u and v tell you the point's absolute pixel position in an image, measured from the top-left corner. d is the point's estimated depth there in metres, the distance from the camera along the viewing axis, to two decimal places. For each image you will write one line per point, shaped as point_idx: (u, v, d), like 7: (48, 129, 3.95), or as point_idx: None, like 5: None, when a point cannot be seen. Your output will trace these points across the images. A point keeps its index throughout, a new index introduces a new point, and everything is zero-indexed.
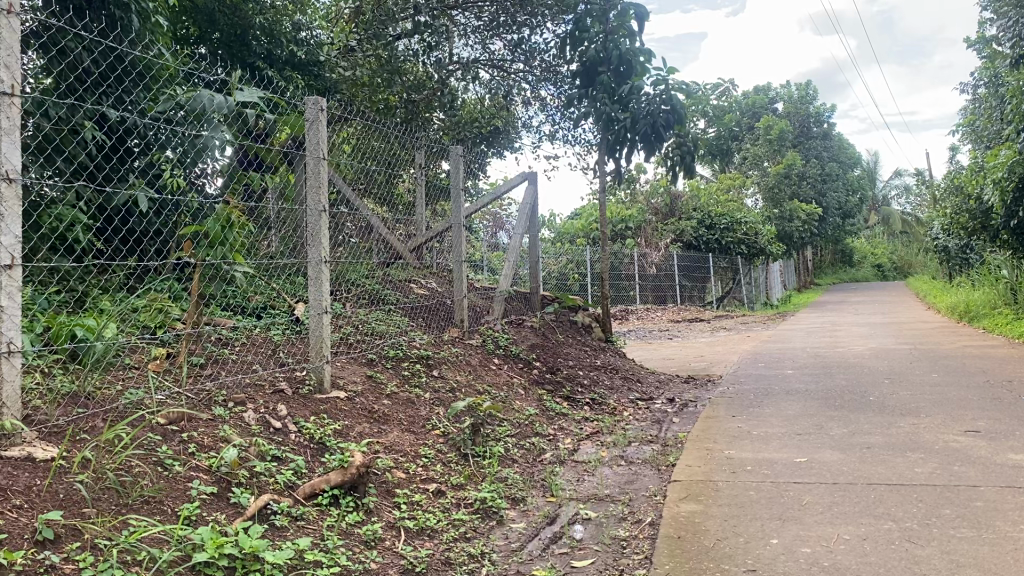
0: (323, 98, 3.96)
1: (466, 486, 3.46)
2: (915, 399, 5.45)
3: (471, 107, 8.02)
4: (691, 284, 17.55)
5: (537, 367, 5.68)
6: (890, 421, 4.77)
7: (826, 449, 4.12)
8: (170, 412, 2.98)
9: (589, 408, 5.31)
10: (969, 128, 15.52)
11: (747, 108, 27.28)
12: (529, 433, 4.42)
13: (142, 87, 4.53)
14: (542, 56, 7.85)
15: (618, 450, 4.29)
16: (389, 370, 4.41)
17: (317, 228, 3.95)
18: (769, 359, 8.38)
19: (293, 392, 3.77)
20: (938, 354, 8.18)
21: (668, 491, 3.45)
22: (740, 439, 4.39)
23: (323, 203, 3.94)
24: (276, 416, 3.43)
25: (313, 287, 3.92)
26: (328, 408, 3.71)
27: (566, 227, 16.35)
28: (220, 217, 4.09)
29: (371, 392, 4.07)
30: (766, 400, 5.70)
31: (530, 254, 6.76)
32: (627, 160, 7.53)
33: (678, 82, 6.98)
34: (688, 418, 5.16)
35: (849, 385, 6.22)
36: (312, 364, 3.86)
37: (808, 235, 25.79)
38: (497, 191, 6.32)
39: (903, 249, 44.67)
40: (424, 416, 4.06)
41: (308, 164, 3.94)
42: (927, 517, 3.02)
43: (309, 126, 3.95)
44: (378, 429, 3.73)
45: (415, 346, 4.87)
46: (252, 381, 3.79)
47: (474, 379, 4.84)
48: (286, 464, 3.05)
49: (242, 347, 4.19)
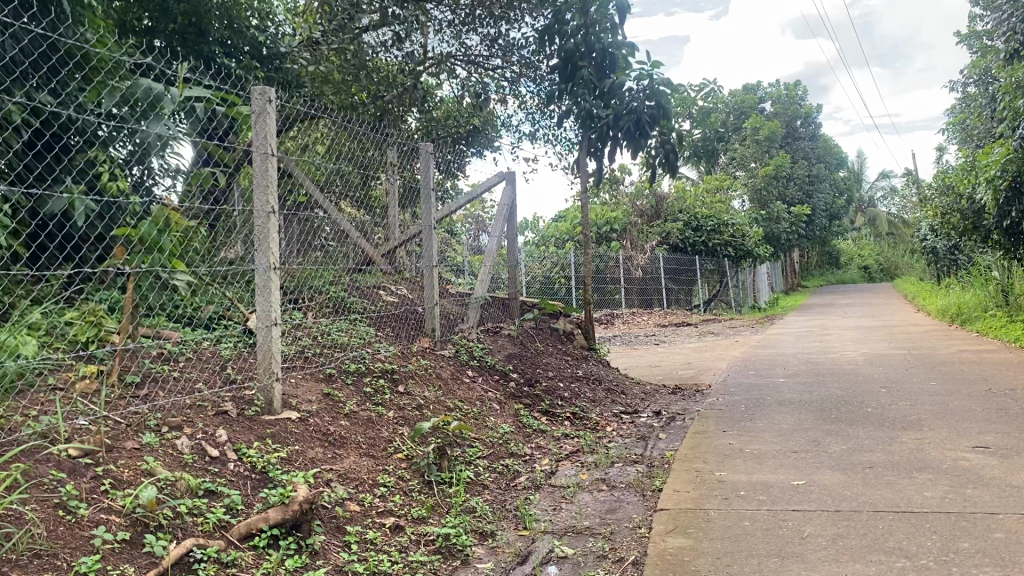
0: (270, 87, 3.57)
1: (428, 520, 3.10)
2: (916, 411, 5.13)
3: (449, 106, 8.07)
4: (677, 287, 17.30)
5: (514, 379, 5.33)
6: (891, 437, 4.44)
7: (825, 470, 3.78)
8: (84, 441, 2.60)
9: (570, 423, 4.97)
10: (960, 126, 15.29)
11: (734, 108, 27.00)
12: (503, 454, 4.06)
13: (78, 79, 4.15)
14: (520, 52, 7.52)
15: (600, 472, 3.93)
16: (350, 387, 4.03)
17: (265, 232, 3.56)
18: (760, 366, 8.06)
19: (237, 414, 3.40)
20: (933, 359, 7.89)
21: (654, 522, 3.10)
22: (732, 459, 4.05)
23: (271, 204, 3.56)
24: (213, 443, 3.06)
25: (263, 296, 3.54)
26: (276, 432, 3.34)
27: (550, 230, 15.94)
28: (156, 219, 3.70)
29: (328, 411, 3.70)
30: (758, 412, 5.37)
31: (509, 258, 6.42)
32: (609, 160, 7.21)
33: (663, 76, 6.64)
34: (675, 434, 4.82)
35: (845, 395, 5.89)
36: (261, 382, 3.51)
37: (795, 237, 25.56)
38: (473, 192, 5.97)
39: (888, 251, 44.64)
40: (386, 439, 3.70)
41: (255, 162, 3.56)
42: (944, 553, 2.67)
43: (255, 119, 3.57)
44: (333, 455, 3.37)
45: (380, 359, 4.50)
46: (192, 402, 3.41)
47: (444, 395, 4.47)
48: (219, 500, 2.68)
49: (186, 363, 3.82)
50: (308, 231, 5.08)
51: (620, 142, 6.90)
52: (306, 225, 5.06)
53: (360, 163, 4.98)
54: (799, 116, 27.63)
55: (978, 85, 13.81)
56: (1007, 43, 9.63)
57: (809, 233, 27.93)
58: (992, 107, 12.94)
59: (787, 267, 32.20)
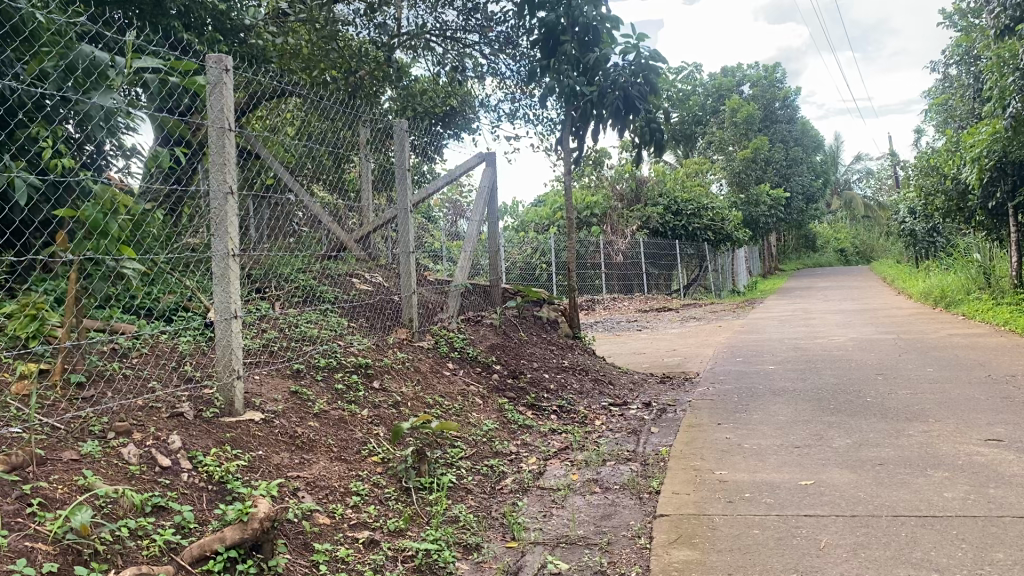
0: (228, 56, 3.22)
1: (407, 532, 2.80)
2: (917, 400, 4.89)
3: (425, 86, 7.73)
4: (658, 272, 17.06)
5: (497, 371, 5.04)
6: (897, 429, 4.19)
7: (833, 468, 3.53)
8: (11, 456, 2.28)
9: (556, 417, 4.68)
10: (942, 107, 15.14)
11: (713, 91, 26.76)
12: (487, 453, 3.77)
13: (18, 48, 3.77)
14: (498, 27, 7.27)
15: (592, 472, 3.65)
16: (319, 384, 3.72)
17: (222, 215, 3.22)
18: (747, 352, 7.82)
19: (193, 416, 3.09)
20: (924, 344, 7.69)
21: (655, 531, 2.83)
22: (732, 455, 3.79)
23: (229, 183, 3.22)
24: (164, 450, 2.73)
25: (221, 287, 3.21)
26: (237, 436, 3.04)
27: (529, 215, 15.58)
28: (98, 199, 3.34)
29: (296, 411, 3.40)
30: (753, 402, 5.11)
31: (489, 242, 6.13)
32: (593, 139, 6.92)
33: (649, 49, 6.36)
34: (668, 428, 4.55)
35: (841, 383, 5.65)
36: (220, 380, 3.20)
37: (773, 220, 25.41)
38: (452, 173, 5.67)
39: (864, 234, 44.77)
40: (360, 440, 3.40)
41: (210, 138, 3.22)
42: (980, 565, 2.41)
43: (210, 90, 3.23)
44: (300, 460, 3.08)
45: (353, 353, 4.19)
46: (143, 403, 3.09)
47: (423, 390, 4.17)
48: (168, 519, 2.37)
49: (139, 360, 3.50)
50: (279, 215, 4.79)
51: (605, 120, 6.62)
52: (275, 209, 4.76)
53: (333, 144, 4.67)
54: (777, 99, 27.44)
55: (960, 65, 13.65)
56: (994, 20, 9.40)
57: (788, 216, 27.79)
58: (977, 87, 12.75)
59: (766, 251, 32.08)
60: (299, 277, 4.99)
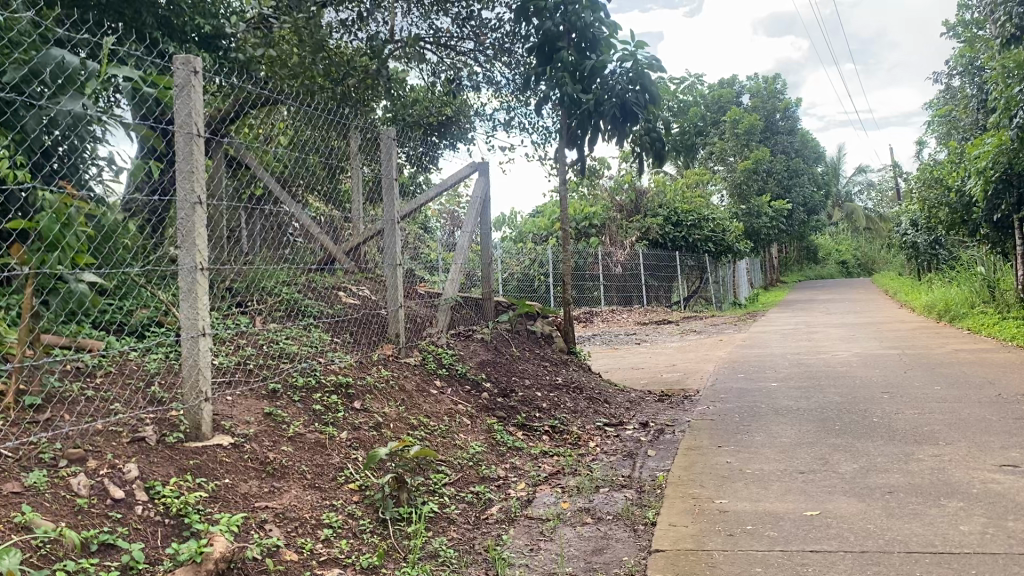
0: (196, 56, 3.03)
1: (381, 569, 2.59)
2: (926, 421, 4.68)
3: (418, 95, 7.57)
4: (658, 284, 16.85)
5: (488, 390, 4.83)
6: (906, 453, 3.98)
7: (840, 497, 3.31)
8: None
9: (548, 438, 4.47)
10: (945, 119, 14.98)
11: (713, 102, 26.68)
12: (473, 479, 3.57)
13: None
14: (493, 34, 7.14)
15: (583, 500, 3.43)
16: (296, 405, 3.51)
17: (190, 225, 3.02)
18: (748, 368, 7.61)
19: (156, 441, 2.88)
20: (930, 361, 7.47)
21: (648, 569, 2.62)
22: (733, 482, 3.58)
23: (197, 192, 3.02)
24: (118, 480, 2.52)
25: (187, 302, 3.01)
26: (202, 463, 2.83)
27: (527, 226, 15.40)
28: (56, 210, 3.13)
29: (268, 435, 3.20)
30: (755, 423, 4.90)
31: (482, 254, 5.95)
32: (590, 148, 6.73)
33: (648, 56, 6.19)
34: (666, 450, 4.34)
35: (846, 402, 5.44)
36: (186, 403, 3.00)
37: (774, 232, 25.21)
38: (444, 183, 5.50)
39: (866, 246, 44.58)
40: (336, 466, 3.20)
41: (177, 144, 3.01)
42: None
43: (177, 93, 3.03)
44: (269, 489, 2.87)
45: (333, 371, 3.98)
46: (103, 427, 2.90)
47: (407, 411, 3.96)
48: (114, 559, 2.17)
49: (104, 380, 3.31)
50: (272, 226, 4.73)
51: (603, 128, 6.44)
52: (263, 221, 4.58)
53: (322, 152, 4.51)
54: (777, 111, 27.29)
55: (964, 76, 13.51)
56: (999, 29, 9.24)
57: (789, 228, 27.62)
58: (981, 99, 12.60)
59: (767, 263, 31.90)
60: (283, 290, 4.80)
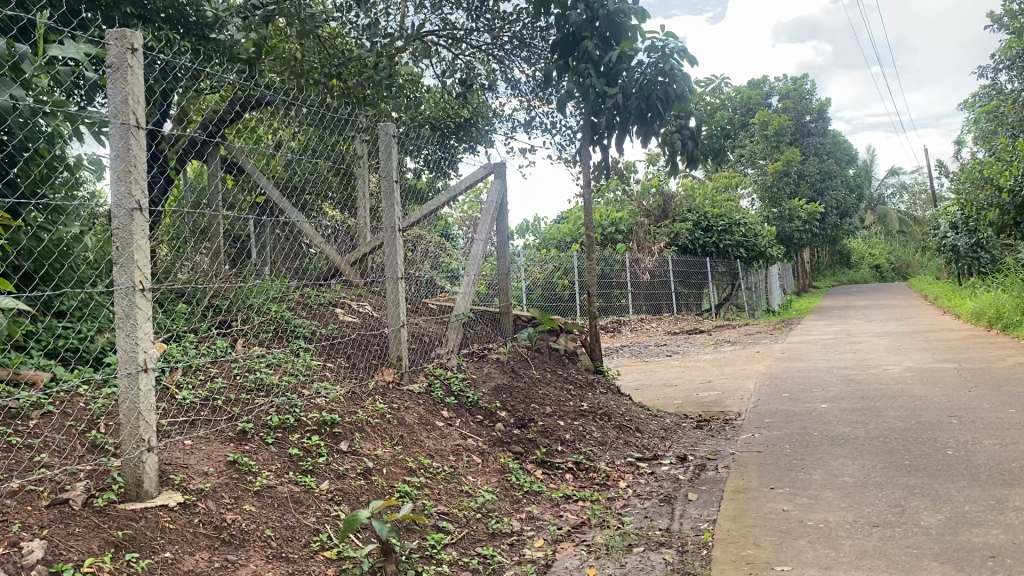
0: (132, 31, 2.48)
1: None
2: (1012, 456, 4.02)
3: (433, 94, 7.03)
4: (687, 291, 16.14)
5: (503, 420, 4.24)
6: (998, 500, 3.33)
7: (931, 564, 2.66)
8: None
9: (571, 478, 3.88)
10: (991, 116, 14.18)
11: (742, 103, 26.02)
12: (479, 537, 2.99)
13: None
14: (511, 26, 6.58)
15: (614, 565, 2.82)
16: (268, 450, 2.95)
17: (127, 237, 2.45)
18: (793, 386, 6.94)
19: (81, 505, 2.32)
20: (995, 377, 6.74)
21: None
22: (794, 540, 2.96)
23: (136, 196, 2.45)
24: (14, 566, 1.96)
25: (124, 332, 2.43)
26: (136, 533, 2.26)
27: (551, 232, 14.77)
28: None
29: (229, 489, 2.63)
30: (810, 456, 4.27)
31: (500, 264, 5.42)
32: (616, 149, 6.13)
33: (678, 46, 5.58)
34: (709, 492, 3.72)
35: (911, 430, 4.78)
36: (124, 455, 2.42)
37: (808, 236, 24.38)
38: (459, 186, 4.94)
39: (900, 249, 43.46)
40: (310, 528, 2.63)
41: (111, 137, 2.45)
42: None
43: (111, 73, 2.47)
44: (222, 564, 2.30)
45: (318, 406, 3.41)
46: (20, 487, 2.34)
47: (404, 451, 3.38)
48: None
49: (40, 424, 2.76)
50: (286, 238, 4.36)
51: (630, 126, 5.85)
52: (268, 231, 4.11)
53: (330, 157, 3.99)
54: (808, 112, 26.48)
55: (1013, 69, 12.71)
56: None
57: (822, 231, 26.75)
58: None
59: (800, 266, 30.99)
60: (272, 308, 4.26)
